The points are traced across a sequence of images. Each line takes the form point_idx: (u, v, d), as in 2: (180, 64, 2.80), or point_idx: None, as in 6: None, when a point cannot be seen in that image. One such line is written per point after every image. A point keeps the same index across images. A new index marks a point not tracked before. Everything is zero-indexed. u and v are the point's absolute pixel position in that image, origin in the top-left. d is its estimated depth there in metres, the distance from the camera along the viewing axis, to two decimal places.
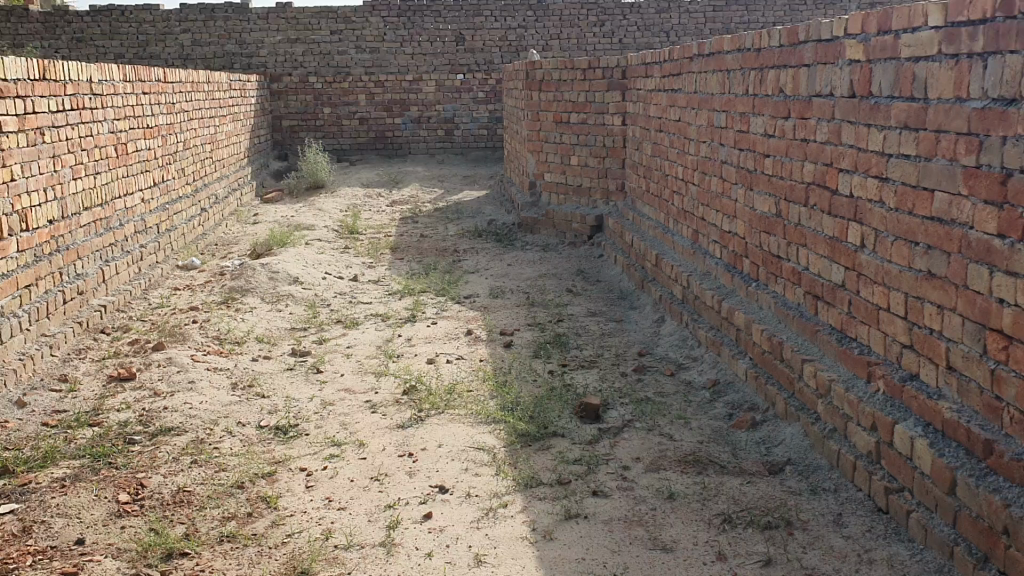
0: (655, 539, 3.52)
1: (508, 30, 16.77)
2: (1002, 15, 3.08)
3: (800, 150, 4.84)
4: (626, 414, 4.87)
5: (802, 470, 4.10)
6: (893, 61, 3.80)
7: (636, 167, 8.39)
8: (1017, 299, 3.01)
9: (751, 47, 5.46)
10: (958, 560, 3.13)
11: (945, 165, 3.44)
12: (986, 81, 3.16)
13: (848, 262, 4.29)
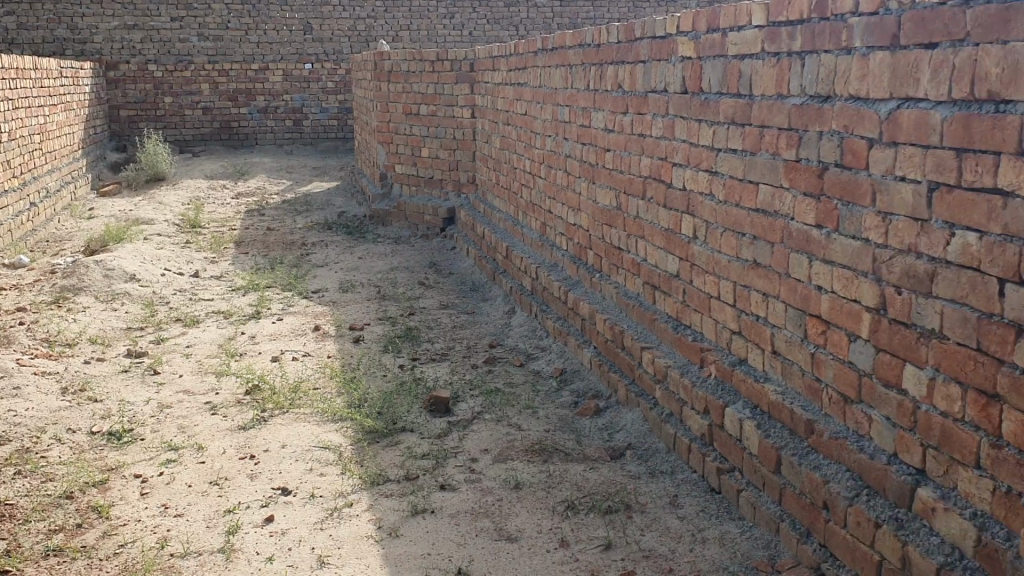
0: (500, 530, 3.54)
1: (357, 20, 16.54)
2: (817, 16, 3.25)
3: (637, 145, 4.97)
4: (474, 405, 4.89)
5: (642, 454, 4.23)
6: (721, 59, 3.97)
7: (486, 159, 8.42)
8: (833, 285, 3.20)
9: (591, 43, 5.57)
10: (783, 535, 3.29)
11: (768, 159, 3.63)
12: (805, 78, 3.33)
13: (683, 253, 4.46)
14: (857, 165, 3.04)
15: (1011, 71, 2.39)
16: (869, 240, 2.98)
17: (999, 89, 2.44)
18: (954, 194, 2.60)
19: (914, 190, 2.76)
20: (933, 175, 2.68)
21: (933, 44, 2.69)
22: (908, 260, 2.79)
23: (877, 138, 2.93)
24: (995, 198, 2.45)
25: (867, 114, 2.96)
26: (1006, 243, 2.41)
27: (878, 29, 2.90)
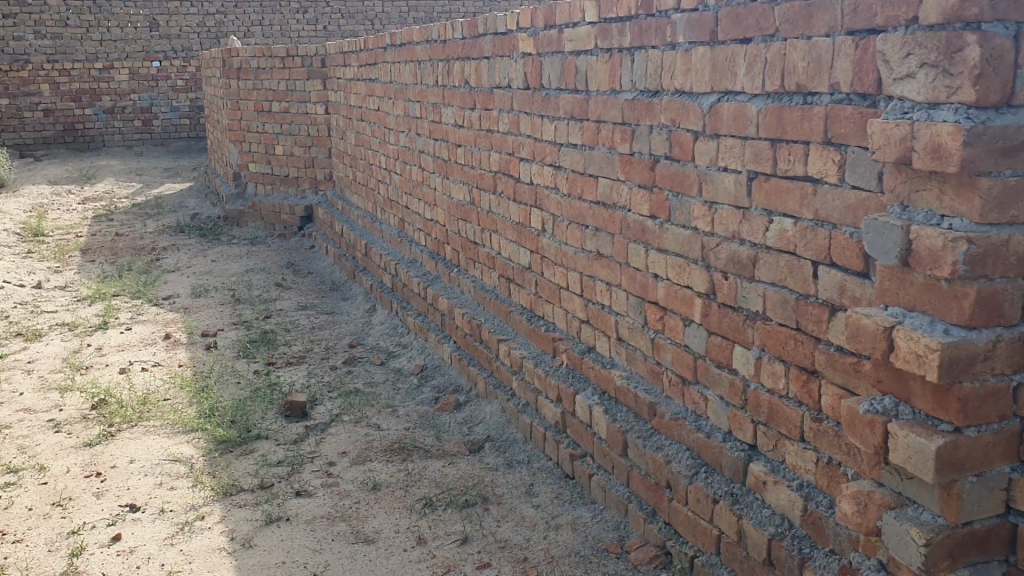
0: (357, 532, 3.53)
1: (206, 16, 16.00)
2: (643, 12, 3.38)
3: (485, 140, 5.01)
4: (332, 408, 4.83)
5: (500, 446, 4.27)
6: (559, 55, 4.07)
7: (342, 155, 8.31)
8: (668, 272, 3.37)
9: (437, 39, 5.58)
10: (631, 515, 3.41)
11: (605, 152, 3.77)
12: (636, 74, 3.50)
13: (533, 245, 4.52)
14: (684, 157, 3.23)
15: (815, 65, 2.53)
16: (698, 229, 3.18)
17: (805, 82, 2.58)
18: (770, 182, 2.77)
19: (736, 179, 2.94)
20: (751, 165, 2.85)
21: (747, 40, 2.84)
22: (733, 246, 2.98)
23: (700, 130, 3.10)
24: (806, 185, 2.61)
25: (692, 108, 3.13)
26: (817, 228, 2.57)
27: (699, 25, 3.04)
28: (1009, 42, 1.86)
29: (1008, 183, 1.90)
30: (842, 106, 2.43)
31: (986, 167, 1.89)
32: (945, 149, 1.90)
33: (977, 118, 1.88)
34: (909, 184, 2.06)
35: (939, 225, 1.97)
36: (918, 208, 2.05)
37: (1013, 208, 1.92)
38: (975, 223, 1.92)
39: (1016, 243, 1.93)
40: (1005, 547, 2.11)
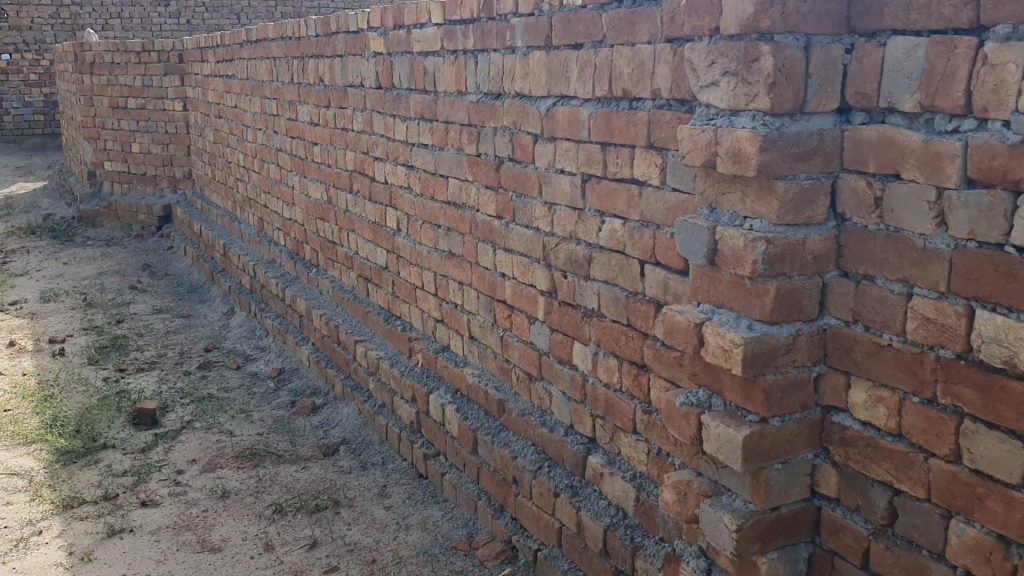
0: (203, 541, 3.46)
1: (60, 7, 15.35)
2: (485, 15, 3.42)
3: (341, 139, 4.97)
4: (183, 414, 4.71)
5: (355, 448, 4.26)
6: (408, 55, 4.07)
7: (201, 154, 8.08)
8: (514, 271, 3.43)
9: (292, 36, 5.49)
10: (481, 512, 3.46)
11: (454, 153, 3.80)
12: (479, 76, 3.54)
13: (388, 246, 4.51)
14: (525, 158, 3.29)
15: (640, 70, 2.62)
16: (539, 229, 3.24)
17: (630, 88, 2.67)
18: (601, 184, 2.87)
19: (571, 181, 3.02)
20: (585, 168, 2.94)
21: (578, 45, 2.91)
22: (570, 245, 3.06)
23: (539, 133, 3.18)
24: (633, 187, 2.72)
25: (531, 111, 3.20)
26: (643, 228, 2.68)
27: (535, 29, 3.10)
28: (799, 53, 1.98)
29: (803, 185, 2.02)
30: (663, 111, 2.54)
31: (781, 171, 2.01)
32: (744, 154, 2.01)
33: (773, 124, 2.00)
34: (718, 187, 2.18)
35: (742, 227, 2.09)
36: (724, 210, 2.16)
37: (808, 209, 2.04)
38: (774, 224, 2.04)
39: (811, 242, 2.05)
40: (811, 530, 2.24)
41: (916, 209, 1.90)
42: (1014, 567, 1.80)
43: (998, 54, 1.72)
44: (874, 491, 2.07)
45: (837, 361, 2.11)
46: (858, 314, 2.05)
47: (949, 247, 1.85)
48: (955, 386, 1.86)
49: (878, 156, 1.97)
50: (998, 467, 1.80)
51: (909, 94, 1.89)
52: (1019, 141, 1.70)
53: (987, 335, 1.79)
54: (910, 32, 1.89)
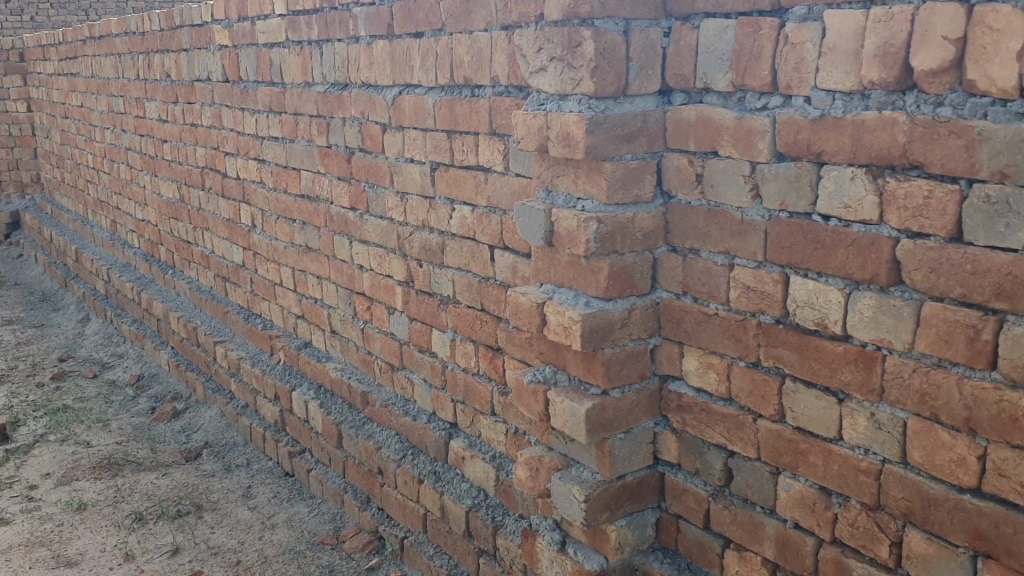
0: (58, 556, 3.35)
1: None
2: (327, 6, 3.39)
3: (190, 135, 4.84)
4: (36, 428, 4.52)
5: (218, 450, 4.18)
6: (253, 47, 4.00)
7: (49, 156, 7.72)
8: (371, 263, 3.42)
9: (135, 31, 5.31)
10: (347, 506, 3.46)
11: (304, 146, 3.76)
12: (325, 67, 3.50)
13: (244, 243, 4.43)
14: (375, 149, 3.29)
15: (478, 58, 2.65)
16: (392, 219, 3.25)
17: (471, 75, 2.70)
18: (450, 172, 2.89)
19: (421, 170, 3.04)
20: (432, 156, 2.96)
21: (420, 34, 2.92)
22: (423, 234, 3.08)
23: (386, 123, 3.18)
24: (479, 174, 2.76)
25: (377, 101, 3.20)
26: (490, 214, 2.73)
27: (377, 19, 3.10)
28: (619, 38, 2.02)
29: (629, 166, 2.09)
30: (503, 98, 2.59)
31: (609, 152, 2.07)
32: (572, 137, 2.06)
33: (598, 108, 2.05)
34: (551, 170, 2.22)
35: (575, 208, 2.15)
36: (559, 192, 2.22)
37: (635, 188, 2.12)
38: (604, 204, 2.10)
39: (640, 220, 2.12)
40: (657, 496, 2.34)
41: (733, 184, 2.00)
42: (834, 515, 1.92)
43: (798, 34, 1.82)
44: (710, 454, 2.18)
45: (672, 332, 2.20)
46: (687, 286, 2.15)
47: (763, 219, 1.95)
48: (775, 349, 1.98)
49: (697, 135, 2.06)
50: (817, 423, 1.92)
51: (722, 75, 1.98)
52: (819, 115, 1.80)
53: (800, 299, 1.90)
54: (720, 14, 1.98)
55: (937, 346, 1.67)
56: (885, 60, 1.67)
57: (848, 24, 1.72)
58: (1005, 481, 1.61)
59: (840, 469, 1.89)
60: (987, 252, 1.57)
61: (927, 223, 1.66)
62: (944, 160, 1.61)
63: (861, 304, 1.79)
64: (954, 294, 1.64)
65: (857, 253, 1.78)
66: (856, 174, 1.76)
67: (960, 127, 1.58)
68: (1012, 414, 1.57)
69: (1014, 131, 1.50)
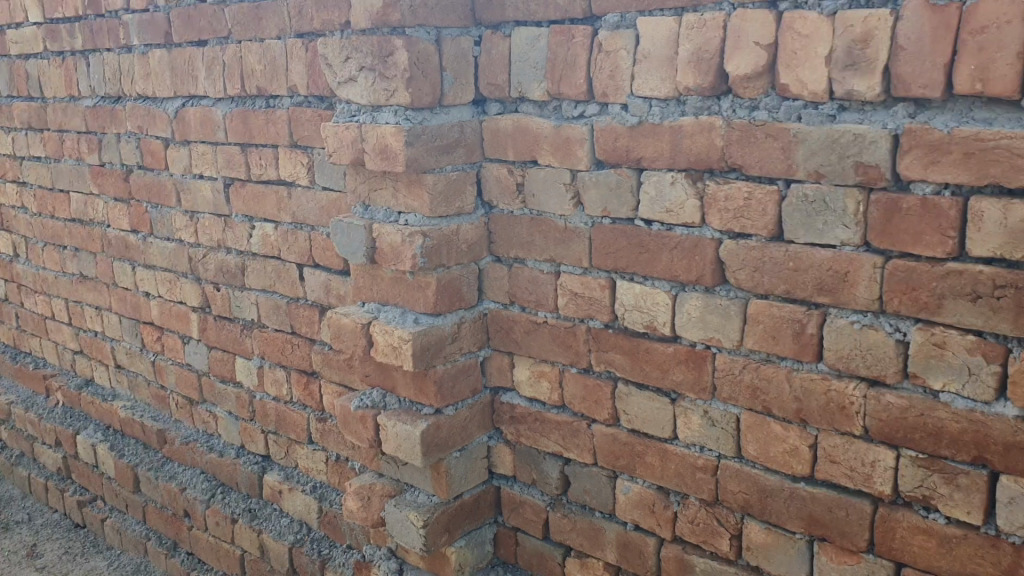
0: None
1: None
2: (92, 12, 3.10)
3: None
4: None
5: None
6: (4, 58, 3.61)
7: None
8: (159, 289, 3.17)
9: None
10: (152, 554, 3.20)
11: (73, 165, 3.43)
12: (92, 79, 3.21)
13: (5, 275, 4.00)
14: (157, 165, 3.04)
15: (271, 68, 2.50)
16: (182, 240, 3.02)
17: (264, 86, 2.55)
18: (246, 188, 2.72)
19: (212, 187, 2.84)
20: (225, 172, 2.77)
21: (202, 42, 2.73)
22: (219, 256, 2.88)
23: (169, 137, 2.95)
24: (280, 189, 2.61)
25: (158, 115, 2.96)
26: (296, 231, 2.59)
27: (152, 26, 2.87)
28: (431, 47, 1.96)
29: (450, 177, 2.03)
30: (302, 109, 2.46)
31: (428, 164, 1.99)
32: (391, 149, 1.96)
33: (415, 119, 1.96)
34: (367, 184, 2.13)
35: (396, 222, 2.06)
36: (377, 207, 2.12)
37: (457, 200, 2.06)
38: (427, 217, 2.03)
39: (464, 232, 2.08)
40: (494, 510, 2.31)
41: (554, 192, 1.99)
42: (674, 514, 1.95)
43: (611, 41, 1.82)
44: (546, 463, 2.17)
45: (500, 343, 2.18)
46: (514, 296, 2.13)
47: (587, 225, 1.95)
48: (606, 353, 1.98)
49: (515, 145, 2.04)
50: (651, 424, 1.94)
51: (537, 83, 1.96)
52: (637, 122, 1.82)
53: (628, 303, 1.91)
54: (531, 22, 1.96)
55: (765, 342, 1.72)
56: (700, 66, 1.70)
57: (661, 31, 1.74)
58: (836, 467, 1.68)
59: (677, 468, 1.92)
60: (808, 249, 1.63)
61: (749, 224, 1.70)
62: (762, 162, 1.66)
63: (688, 305, 1.82)
64: (778, 291, 1.69)
65: (681, 255, 1.81)
66: (676, 178, 1.78)
67: (776, 130, 1.63)
68: (841, 402, 1.64)
69: (827, 132, 1.57)
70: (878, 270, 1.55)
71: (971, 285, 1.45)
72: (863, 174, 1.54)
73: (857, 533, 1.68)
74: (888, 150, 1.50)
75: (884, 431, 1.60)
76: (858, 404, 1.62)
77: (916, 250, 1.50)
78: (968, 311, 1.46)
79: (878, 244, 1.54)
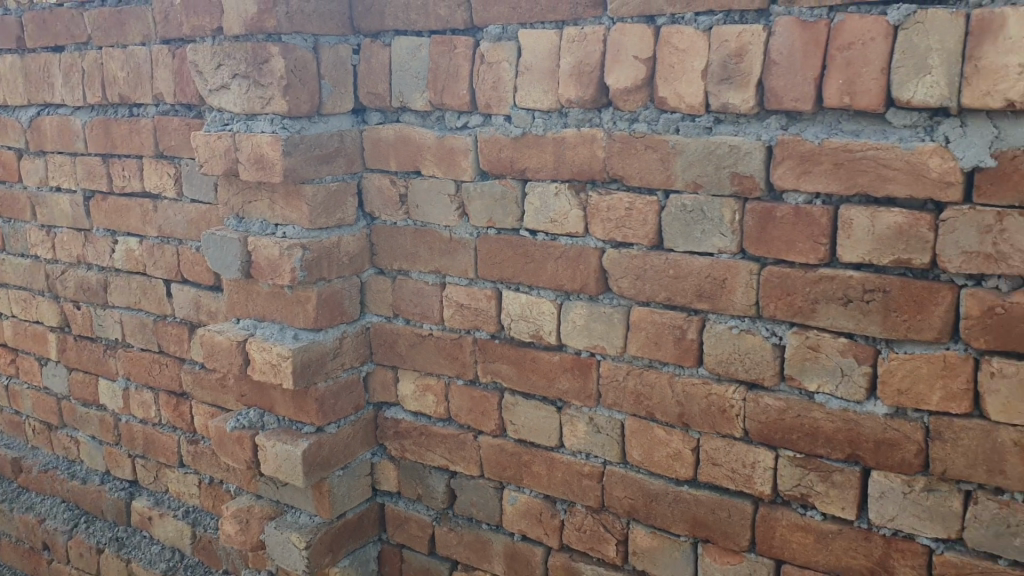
0: None
1: None
2: None
3: None
4: None
5: None
6: None
7: None
8: (12, 309, 2.99)
9: None
10: None
11: None
12: None
13: None
14: (8, 178, 2.86)
15: (134, 75, 2.40)
16: (38, 257, 2.86)
17: (127, 94, 2.44)
18: (108, 201, 2.60)
19: (70, 200, 2.69)
20: (85, 184, 2.64)
21: (59, 48, 2.59)
22: (79, 272, 2.73)
23: (22, 148, 2.79)
24: (146, 201, 2.50)
25: (8, 124, 2.79)
26: (163, 245, 2.48)
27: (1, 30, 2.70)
28: (308, 54, 1.92)
29: (329, 188, 1.99)
30: (169, 118, 2.37)
31: (308, 175, 1.95)
32: (267, 159, 1.90)
33: (292, 128, 1.91)
34: (241, 195, 2.06)
35: (273, 235, 2.00)
36: (253, 219, 2.06)
37: (337, 211, 2.02)
38: (306, 229, 1.98)
39: (344, 244, 2.04)
40: (377, 527, 2.27)
41: (438, 204, 1.98)
42: (561, 522, 1.96)
43: (493, 52, 1.83)
44: (432, 477, 2.15)
45: (383, 356, 2.15)
46: (397, 308, 2.11)
47: (472, 236, 1.95)
48: (492, 364, 1.98)
49: (397, 155, 2.02)
50: (538, 433, 1.95)
51: (419, 93, 1.95)
52: (520, 133, 1.83)
53: (514, 312, 1.92)
54: (411, 32, 1.96)
55: (648, 348, 1.75)
56: (581, 79, 1.72)
57: (542, 43, 1.76)
58: (718, 469, 1.72)
59: (563, 477, 1.93)
60: (687, 257, 1.67)
61: (630, 233, 1.73)
62: (642, 173, 1.69)
63: (573, 313, 1.83)
64: (659, 298, 1.72)
65: (565, 265, 1.82)
66: (560, 189, 1.80)
67: (655, 142, 1.66)
68: (721, 405, 1.68)
69: (704, 143, 1.61)
70: (754, 276, 1.60)
71: (842, 289, 1.51)
72: (739, 184, 1.59)
73: (738, 533, 1.72)
74: (762, 160, 1.56)
75: (763, 433, 1.65)
76: (738, 406, 1.67)
77: (790, 257, 1.56)
78: (839, 314, 1.52)
79: (753, 251, 1.60)
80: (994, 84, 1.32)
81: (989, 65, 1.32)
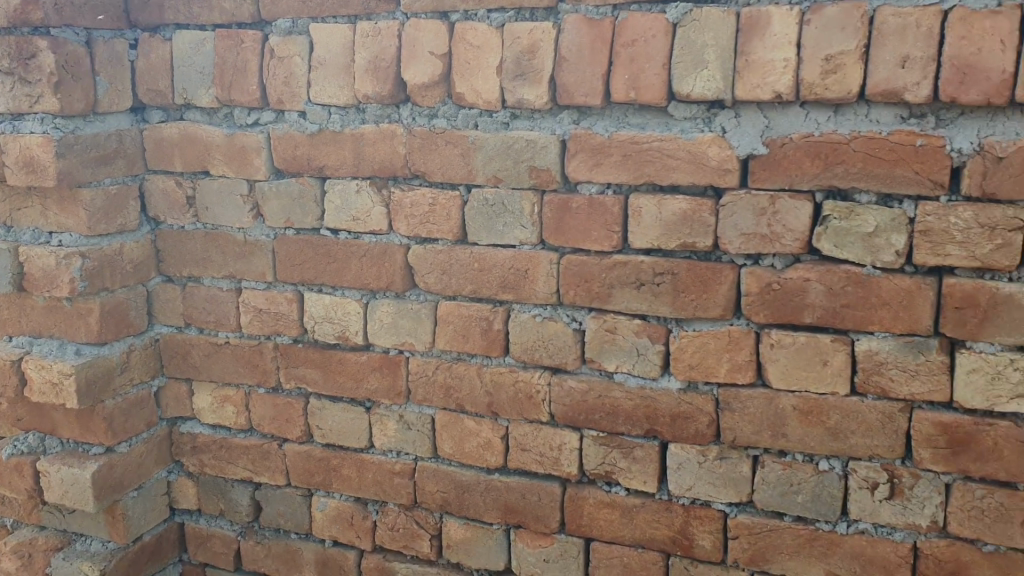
0: None
1: None
2: None
3: None
4: None
5: None
6: None
7: None
8: None
9: None
10: None
11: None
12: None
13: None
14: None
15: None
16: None
17: None
18: None
19: None
20: None
21: None
22: None
23: None
24: None
25: None
26: None
27: None
28: (81, 49, 1.80)
29: (109, 192, 1.88)
30: None
31: (84, 177, 1.83)
32: (38, 162, 1.77)
33: (65, 128, 1.79)
34: (8, 202, 1.90)
35: (48, 243, 1.86)
36: (22, 227, 1.90)
37: (119, 216, 1.91)
38: (84, 236, 1.85)
39: (127, 251, 1.93)
40: (177, 548, 2.16)
41: (230, 205, 1.91)
42: (373, 523, 1.94)
43: (283, 47, 1.79)
44: (234, 490, 2.07)
45: (177, 368, 2.05)
46: (189, 317, 2.02)
47: (268, 237, 1.90)
48: (296, 369, 1.94)
49: (182, 155, 1.93)
50: (346, 435, 1.92)
51: (205, 90, 1.88)
52: (316, 129, 1.80)
53: (317, 314, 1.88)
54: (194, 26, 1.89)
55: (456, 342, 1.77)
56: (377, 74, 1.72)
57: (335, 38, 1.74)
58: (526, 455, 1.76)
59: (374, 477, 1.92)
60: (490, 249, 1.70)
61: (434, 229, 1.74)
62: (443, 168, 1.71)
63: (378, 312, 1.82)
64: (465, 291, 1.75)
65: (369, 262, 1.81)
66: (361, 186, 1.78)
67: (454, 137, 1.68)
68: (527, 392, 1.73)
69: (502, 138, 1.65)
70: (554, 265, 1.66)
71: (634, 274, 1.59)
72: (537, 177, 1.64)
73: (548, 516, 1.77)
74: (557, 154, 1.61)
75: (568, 415, 1.70)
76: (543, 392, 1.71)
77: (586, 245, 1.62)
78: (633, 297, 1.60)
79: (552, 242, 1.65)
80: (763, 77, 1.43)
81: (758, 60, 1.43)
